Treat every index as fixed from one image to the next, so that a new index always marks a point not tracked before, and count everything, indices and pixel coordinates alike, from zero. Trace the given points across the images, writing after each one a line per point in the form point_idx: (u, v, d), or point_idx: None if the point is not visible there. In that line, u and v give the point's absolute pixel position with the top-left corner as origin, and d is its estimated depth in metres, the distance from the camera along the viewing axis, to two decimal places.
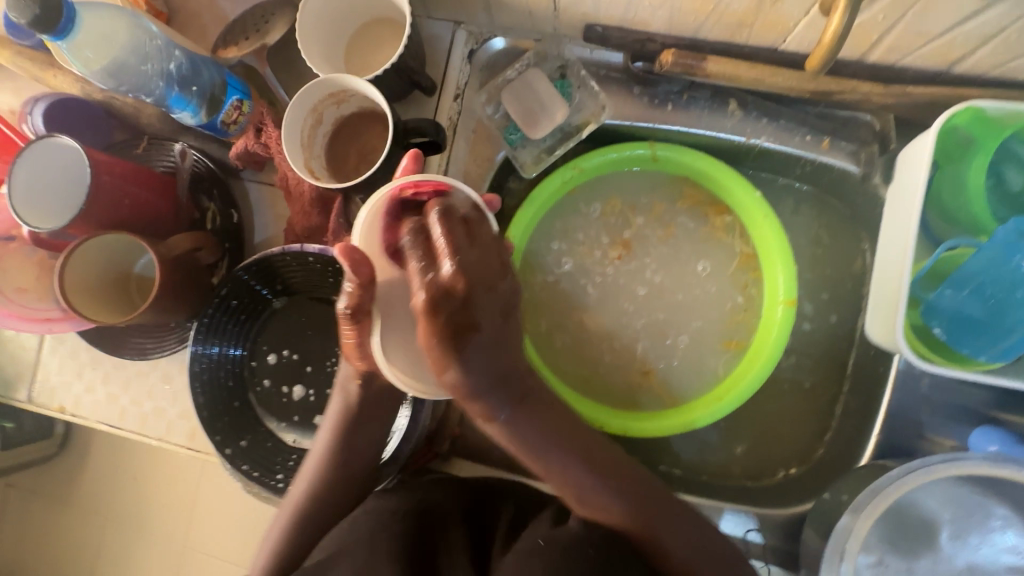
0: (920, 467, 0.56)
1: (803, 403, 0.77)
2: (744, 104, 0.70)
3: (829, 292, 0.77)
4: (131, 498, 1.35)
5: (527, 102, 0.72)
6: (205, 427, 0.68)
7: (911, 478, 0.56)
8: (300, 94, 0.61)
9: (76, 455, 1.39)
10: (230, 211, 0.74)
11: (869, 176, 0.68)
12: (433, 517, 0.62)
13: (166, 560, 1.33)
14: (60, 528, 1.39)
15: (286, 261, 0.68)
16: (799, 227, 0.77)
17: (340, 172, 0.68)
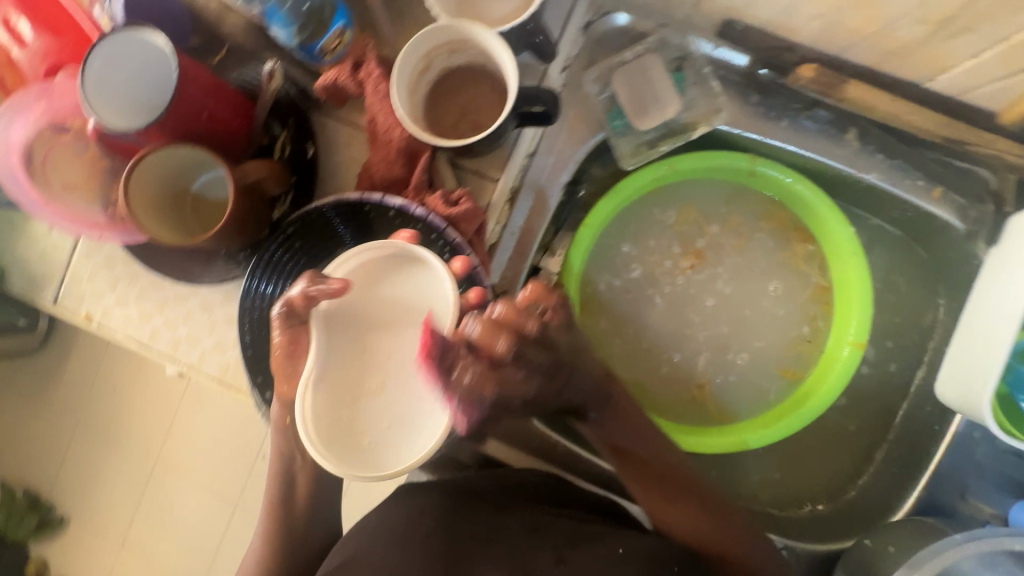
0: (985, 535, 0.57)
1: (844, 444, 0.77)
2: (862, 135, 0.66)
3: (894, 341, 0.76)
4: (115, 411, 1.31)
5: (640, 89, 0.68)
6: (249, 366, 0.66)
7: (975, 544, 0.56)
8: (420, 36, 0.56)
9: (64, 357, 1.33)
10: (305, 144, 0.69)
11: (975, 235, 0.65)
12: (474, 515, 0.61)
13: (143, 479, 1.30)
14: (36, 427, 1.35)
15: (363, 211, 0.65)
16: (878, 269, 0.76)
17: (436, 127, 0.63)
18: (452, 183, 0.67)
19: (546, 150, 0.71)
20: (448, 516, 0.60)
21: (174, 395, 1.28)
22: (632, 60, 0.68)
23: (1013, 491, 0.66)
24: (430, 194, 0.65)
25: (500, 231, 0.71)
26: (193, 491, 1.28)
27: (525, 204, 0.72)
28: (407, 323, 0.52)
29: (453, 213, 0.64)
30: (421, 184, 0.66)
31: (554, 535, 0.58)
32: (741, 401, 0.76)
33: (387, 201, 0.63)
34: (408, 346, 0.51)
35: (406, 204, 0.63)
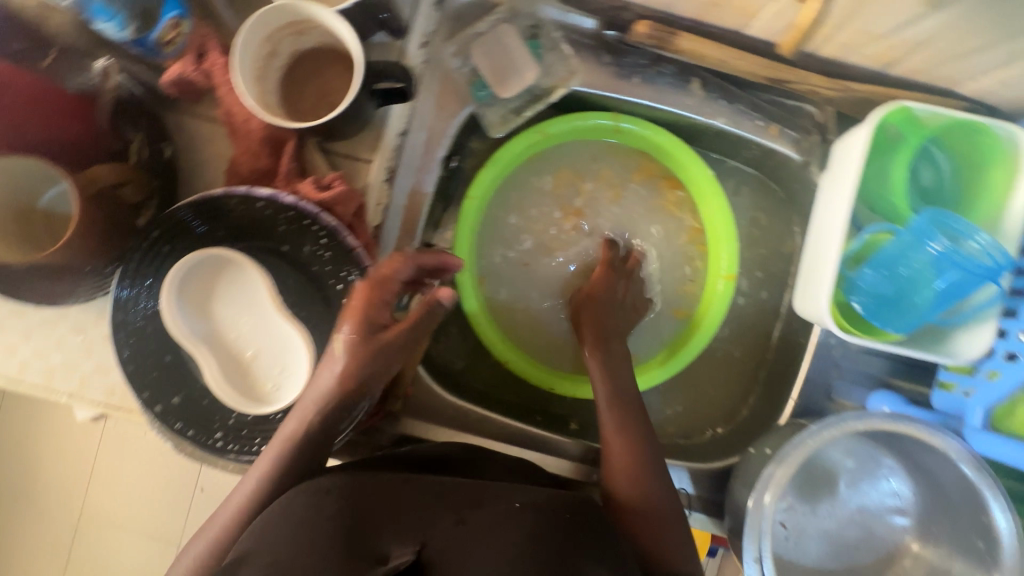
0: (857, 418, 0.62)
1: (732, 370, 0.84)
2: (705, 84, 0.72)
3: (762, 271, 0.84)
4: (12, 466, 1.20)
5: (497, 58, 0.71)
6: (131, 383, 0.63)
7: (846, 426, 0.62)
8: (255, 19, 0.55)
9: None
10: (161, 144, 0.66)
11: (808, 163, 0.73)
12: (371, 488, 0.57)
13: (59, 532, 1.21)
14: None
15: (229, 205, 0.63)
16: (742, 207, 0.83)
17: (294, 113, 0.62)
18: (324, 169, 0.67)
19: (419, 127, 0.72)
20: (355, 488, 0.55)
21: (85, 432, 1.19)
22: (486, 31, 0.71)
23: (869, 384, 0.75)
24: (300, 181, 0.65)
25: (383, 211, 0.71)
26: (116, 533, 1.19)
27: (406, 181, 0.72)
28: (233, 291, 0.66)
29: (327, 197, 0.64)
30: (291, 172, 0.65)
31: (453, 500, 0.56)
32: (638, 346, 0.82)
33: (254, 192, 0.61)
34: (246, 305, 0.66)
35: (274, 193, 0.62)
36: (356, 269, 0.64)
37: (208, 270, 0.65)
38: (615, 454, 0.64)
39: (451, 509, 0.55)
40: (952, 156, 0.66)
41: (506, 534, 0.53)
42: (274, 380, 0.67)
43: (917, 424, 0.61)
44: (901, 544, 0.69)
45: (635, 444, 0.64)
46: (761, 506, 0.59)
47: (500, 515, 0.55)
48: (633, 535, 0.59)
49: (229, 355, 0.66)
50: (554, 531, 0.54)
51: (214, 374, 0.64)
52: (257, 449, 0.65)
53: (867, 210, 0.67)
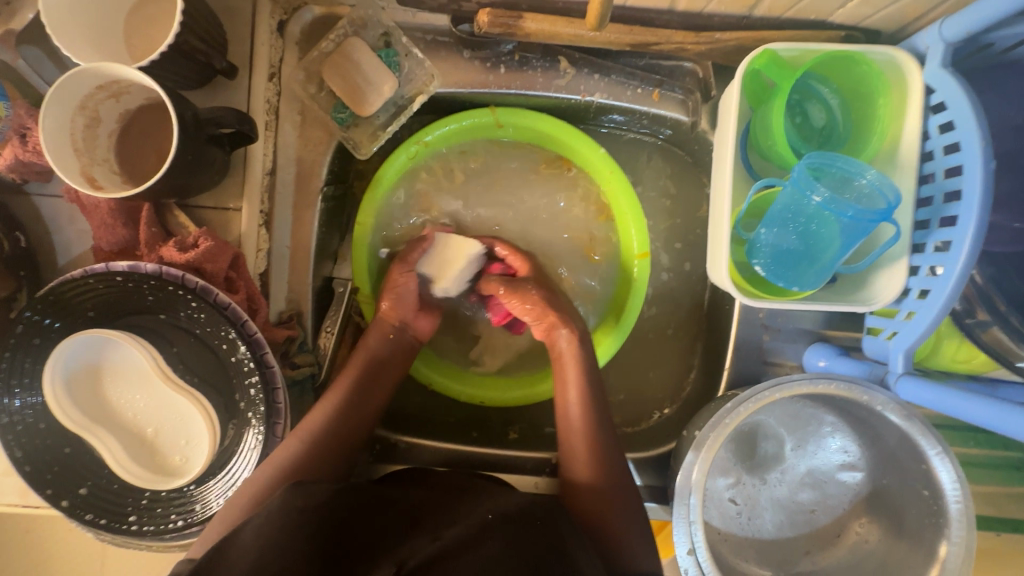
0: (785, 382, 0.58)
1: (669, 347, 0.81)
2: (574, 62, 0.68)
3: (682, 242, 0.80)
4: None
5: (350, 77, 0.67)
6: (31, 483, 0.61)
7: (771, 394, 0.58)
8: (54, 89, 0.51)
9: None
10: (16, 234, 0.63)
11: (697, 123, 0.70)
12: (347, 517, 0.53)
13: None
14: None
15: (89, 285, 0.60)
16: (649, 179, 0.79)
17: (136, 177, 0.59)
18: (189, 226, 0.64)
19: (287, 163, 0.69)
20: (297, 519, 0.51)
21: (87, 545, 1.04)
22: (333, 49, 0.66)
23: (804, 339, 0.71)
24: (164, 245, 0.62)
25: (266, 256, 0.68)
26: None
27: (286, 220, 0.69)
28: (123, 365, 0.62)
29: (191, 257, 0.61)
30: (152, 238, 0.62)
31: (430, 524, 0.55)
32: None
33: (109, 268, 0.59)
34: (139, 378, 0.62)
35: (133, 263, 0.59)
36: (233, 328, 0.61)
37: (91, 347, 0.61)
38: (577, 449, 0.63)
39: (427, 531, 0.54)
40: (837, 89, 0.61)
41: (484, 544, 0.51)
42: (179, 453, 0.63)
43: (835, 382, 0.58)
44: (856, 502, 0.66)
45: (596, 435, 0.64)
46: (687, 491, 0.57)
47: (474, 528, 0.53)
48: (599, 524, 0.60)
49: (132, 432, 0.63)
50: (530, 540, 0.53)
51: (115, 455, 0.61)
52: (173, 527, 0.62)
53: (761, 162, 0.64)
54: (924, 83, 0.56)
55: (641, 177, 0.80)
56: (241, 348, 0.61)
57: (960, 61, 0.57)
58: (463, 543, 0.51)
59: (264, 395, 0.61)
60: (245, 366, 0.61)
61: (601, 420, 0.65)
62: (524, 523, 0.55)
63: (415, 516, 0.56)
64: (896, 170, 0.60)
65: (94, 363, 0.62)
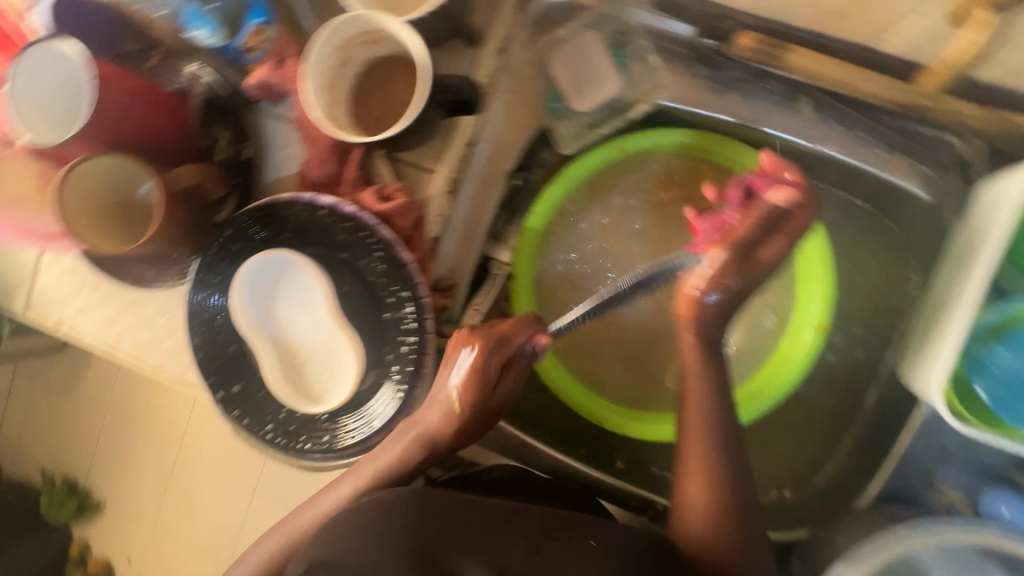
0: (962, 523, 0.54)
1: (811, 430, 0.74)
2: (818, 105, 0.62)
3: (864, 326, 0.72)
4: (114, 404, 1.34)
5: (576, 69, 0.66)
6: (199, 368, 0.68)
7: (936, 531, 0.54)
8: (329, 28, 0.54)
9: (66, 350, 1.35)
10: (241, 145, 0.69)
11: (940, 205, 0.61)
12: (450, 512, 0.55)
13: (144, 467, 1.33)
14: (47, 421, 1.39)
15: (294, 212, 0.65)
16: (848, 247, 0.72)
17: (362, 122, 0.61)
18: (387, 178, 0.66)
19: (485, 138, 0.68)
20: (400, 507, 0.54)
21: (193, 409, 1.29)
22: (567, 37, 0.65)
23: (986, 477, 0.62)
24: (363, 191, 0.65)
25: (443, 223, 0.69)
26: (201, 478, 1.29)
27: (469, 192, 0.70)
28: (298, 288, 0.66)
29: (386, 209, 0.63)
30: (354, 181, 0.65)
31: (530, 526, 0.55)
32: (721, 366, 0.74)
33: (317, 200, 0.62)
34: (308, 306, 0.67)
35: (337, 202, 0.63)
36: (406, 287, 0.63)
37: (276, 264, 0.66)
38: (694, 492, 0.57)
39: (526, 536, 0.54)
40: None
41: (583, 575, 0.51)
42: (324, 387, 0.67)
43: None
44: None
45: (709, 467, 0.58)
46: None
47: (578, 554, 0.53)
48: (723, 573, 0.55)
49: (287, 351, 0.68)
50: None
51: (272, 372, 0.67)
52: (301, 447, 0.67)
53: (1014, 275, 0.55)
54: None
55: (838, 242, 0.72)
56: (407, 307, 0.63)
57: None
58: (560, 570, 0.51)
59: (415, 356, 0.63)
60: (406, 324, 0.63)
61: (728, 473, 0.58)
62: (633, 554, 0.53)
63: (511, 509, 0.57)
64: None
65: (274, 279, 0.66)
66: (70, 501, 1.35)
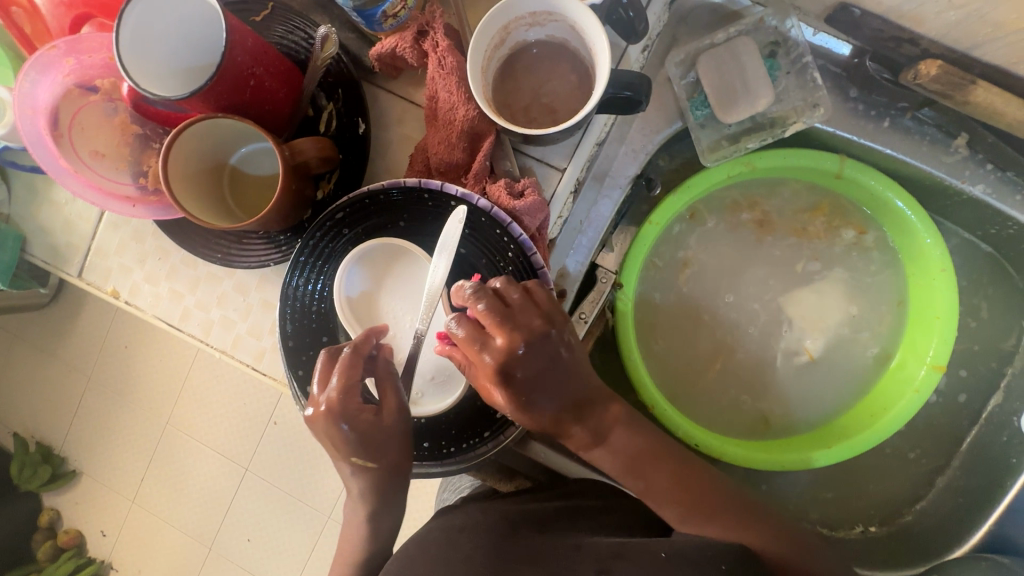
0: None
1: (902, 468, 0.73)
2: (974, 143, 0.60)
3: (968, 370, 0.72)
4: (120, 372, 1.24)
5: (727, 76, 0.62)
6: (289, 360, 0.62)
7: None
8: (503, 4, 0.49)
9: (71, 311, 1.24)
10: (356, 119, 0.62)
11: None
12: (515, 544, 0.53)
13: (148, 443, 1.24)
14: (35, 384, 1.27)
15: (417, 198, 0.59)
16: (961, 287, 0.71)
17: (507, 110, 0.56)
18: (515, 172, 0.61)
19: (616, 139, 0.65)
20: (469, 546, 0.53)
21: (206, 375, 1.21)
22: (722, 42, 0.62)
23: None
24: (491, 182, 0.60)
25: (561, 226, 0.64)
26: (214, 459, 1.21)
27: (592, 195, 0.66)
28: (406, 281, 0.62)
29: (520, 206, 0.57)
30: (481, 171, 0.60)
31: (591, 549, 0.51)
32: (820, 396, 0.74)
33: (447, 188, 0.57)
34: (412, 302, 0.62)
35: (468, 192, 0.58)
36: None
37: (385, 253, 0.61)
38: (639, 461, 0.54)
39: (592, 558, 0.49)
40: None
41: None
42: (424, 392, 0.61)
43: None
44: None
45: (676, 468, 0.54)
46: None
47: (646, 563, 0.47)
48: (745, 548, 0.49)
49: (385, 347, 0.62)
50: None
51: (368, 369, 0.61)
52: None
53: None
54: None
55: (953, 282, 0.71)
56: None
57: None
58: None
59: None
60: None
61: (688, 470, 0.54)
62: (699, 557, 0.46)
63: (578, 541, 0.53)
64: None
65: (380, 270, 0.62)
66: (46, 470, 1.22)
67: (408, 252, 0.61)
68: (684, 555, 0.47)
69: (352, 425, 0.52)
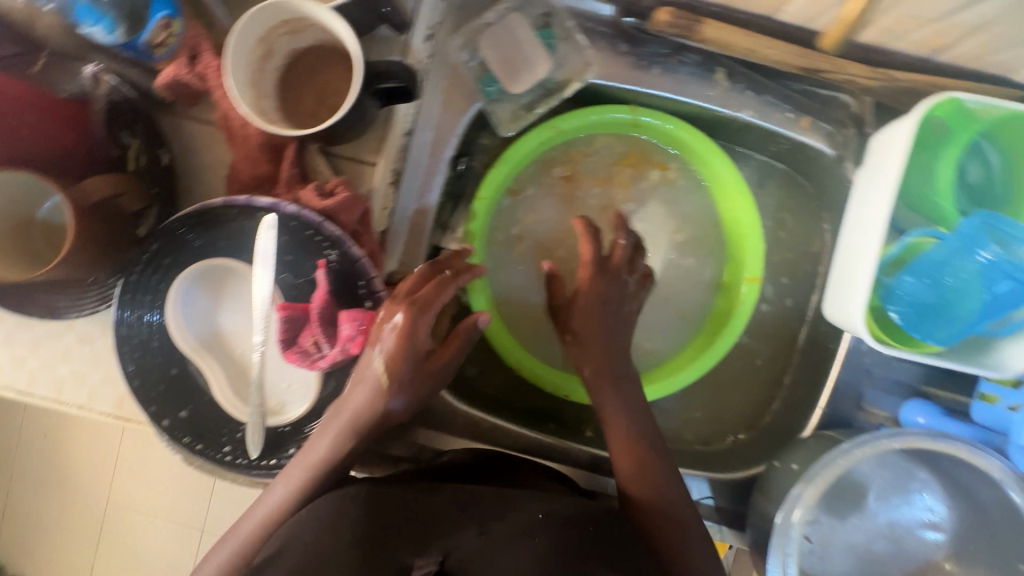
0: (896, 437, 0.58)
1: (754, 374, 0.81)
2: (731, 75, 0.67)
3: (789, 277, 0.80)
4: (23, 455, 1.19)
5: (506, 51, 0.66)
6: (138, 397, 0.62)
7: (863, 450, 0.57)
8: (246, 17, 0.51)
9: None
10: (158, 150, 0.64)
11: (842, 159, 0.68)
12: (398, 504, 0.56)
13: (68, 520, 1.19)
14: None
15: (228, 214, 0.60)
16: (768, 203, 0.79)
17: (294, 116, 0.59)
18: (327, 174, 0.64)
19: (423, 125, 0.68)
20: (352, 504, 0.55)
21: (107, 445, 1.16)
22: (495, 21, 0.66)
23: (900, 392, 0.70)
24: (302, 188, 0.62)
25: (388, 215, 0.68)
26: (139, 522, 1.18)
27: (413, 182, 0.69)
28: (240, 297, 0.64)
29: (330, 205, 0.61)
30: (292, 179, 0.62)
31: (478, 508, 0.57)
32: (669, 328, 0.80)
33: (253, 202, 0.59)
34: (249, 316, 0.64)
35: (276, 202, 0.60)
36: (363, 282, 0.60)
37: (209, 275, 0.63)
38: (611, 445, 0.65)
39: (472, 519, 0.55)
40: (1003, 150, 0.60)
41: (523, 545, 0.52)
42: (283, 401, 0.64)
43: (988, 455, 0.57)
44: (930, 561, 0.67)
45: (646, 442, 0.64)
46: (786, 526, 0.57)
47: (524, 525, 0.54)
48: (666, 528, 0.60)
49: (235, 363, 0.65)
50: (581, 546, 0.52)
51: (220, 387, 0.63)
52: (267, 464, 0.63)
53: (908, 211, 0.62)
54: None
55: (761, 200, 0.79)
56: (366, 303, 0.61)
57: None
58: (510, 542, 0.52)
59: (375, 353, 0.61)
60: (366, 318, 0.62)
61: (643, 418, 0.66)
62: (576, 524, 0.54)
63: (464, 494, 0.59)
64: None
65: (214, 293, 0.64)
66: None
67: (232, 269, 0.63)
68: (563, 518, 0.55)
69: (382, 383, 0.57)
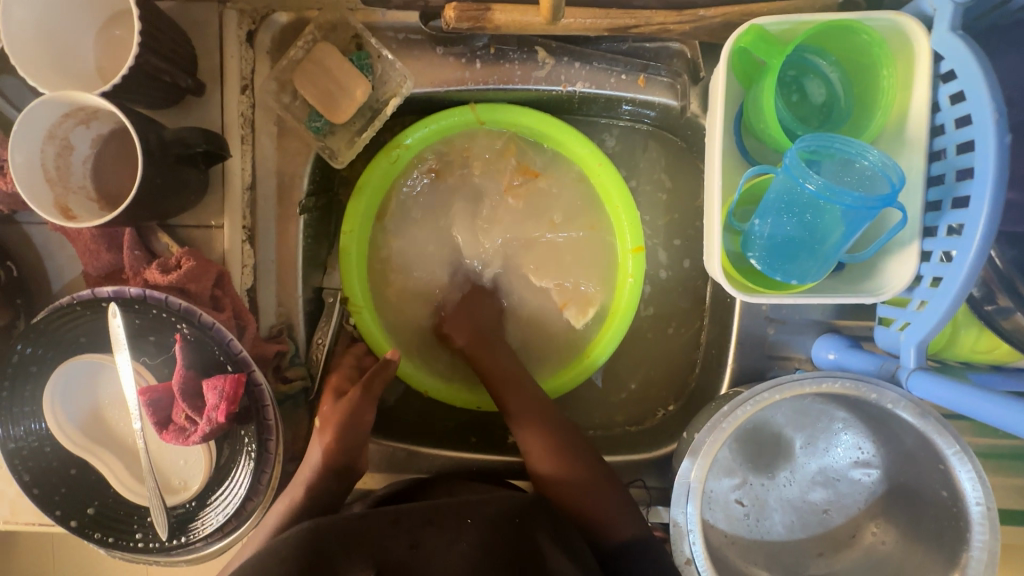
0: (801, 378, 0.55)
1: (672, 343, 0.78)
2: (552, 51, 0.65)
3: (681, 238, 0.78)
4: None
5: (321, 83, 0.65)
6: (39, 505, 0.62)
7: (774, 394, 0.55)
8: (20, 120, 0.51)
9: None
10: (7, 262, 0.64)
11: (686, 107, 0.66)
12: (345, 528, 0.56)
13: None
14: None
15: (77, 311, 0.61)
16: (642, 168, 0.77)
17: (112, 202, 0.58)
18: (172, 247, 0.64)
19: (264, 175, 0.67)
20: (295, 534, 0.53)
21: None
22: (303, 57, 0.65)
23: (813, 330, 0.66)
24: (147, 268, 0.62)
25: (251, 272, 0.67)
26: None
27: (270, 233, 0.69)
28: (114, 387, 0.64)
29: (174, 279, 0.60)
30: (136, 261, 0.62)
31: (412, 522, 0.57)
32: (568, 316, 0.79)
33: (94, 293, 0.59)
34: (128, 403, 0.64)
35: (118, 287, 0.59)
36: (218, 348, 0.59)
37: (80, 372, 0.63)
38: (536, 445, 0.66)
39: (405, 531, 0.55)
40: (837, 61, 0.56)
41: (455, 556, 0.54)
42: (183, 479, 0.64)
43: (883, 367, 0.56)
44: (870, 501, 0.63)
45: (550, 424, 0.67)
46: (684, 497, 0.56)
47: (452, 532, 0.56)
48: (586, 519, 0.63)
49: (128, 451, 0.65)
50: (508, 544, 0.55)
51: (118, 477, 0.64)
52: (178, 543, 0.62)
53: (755, 143, 0.59)
54: (932, 48, 0.51)
55: (635, 167, 0.77)
56: (229, 367, 0.60)
57: (972, 23, 0.53)
58: (439, 554, 0.54)
59: (252, 414, 0.61)
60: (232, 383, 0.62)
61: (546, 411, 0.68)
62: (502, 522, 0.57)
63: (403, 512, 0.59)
64: (903, 147, 0.55)
65: (89, 388, 0.64)
66: None
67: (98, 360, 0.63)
68: (490, 518, 0.57)
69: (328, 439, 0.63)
